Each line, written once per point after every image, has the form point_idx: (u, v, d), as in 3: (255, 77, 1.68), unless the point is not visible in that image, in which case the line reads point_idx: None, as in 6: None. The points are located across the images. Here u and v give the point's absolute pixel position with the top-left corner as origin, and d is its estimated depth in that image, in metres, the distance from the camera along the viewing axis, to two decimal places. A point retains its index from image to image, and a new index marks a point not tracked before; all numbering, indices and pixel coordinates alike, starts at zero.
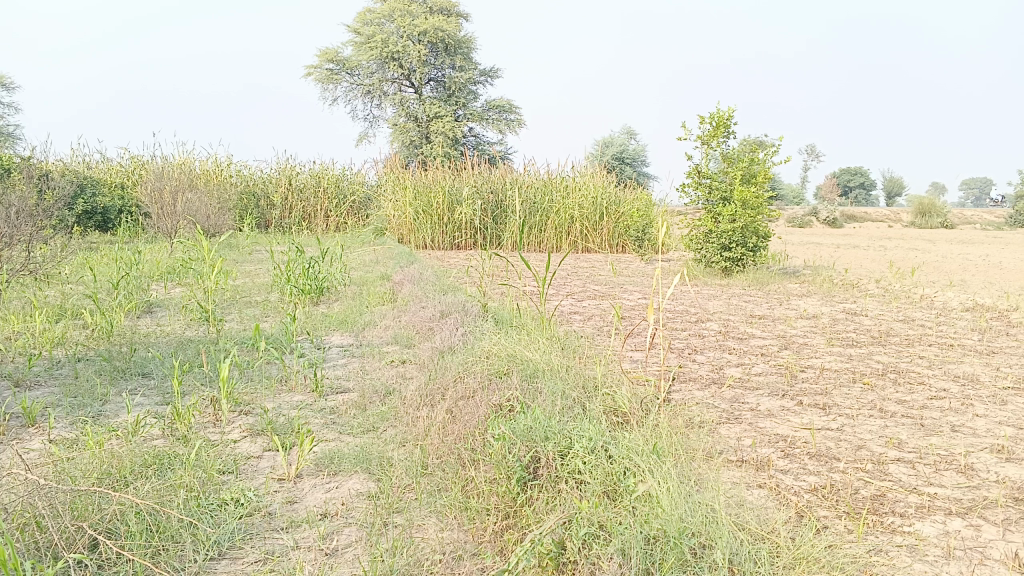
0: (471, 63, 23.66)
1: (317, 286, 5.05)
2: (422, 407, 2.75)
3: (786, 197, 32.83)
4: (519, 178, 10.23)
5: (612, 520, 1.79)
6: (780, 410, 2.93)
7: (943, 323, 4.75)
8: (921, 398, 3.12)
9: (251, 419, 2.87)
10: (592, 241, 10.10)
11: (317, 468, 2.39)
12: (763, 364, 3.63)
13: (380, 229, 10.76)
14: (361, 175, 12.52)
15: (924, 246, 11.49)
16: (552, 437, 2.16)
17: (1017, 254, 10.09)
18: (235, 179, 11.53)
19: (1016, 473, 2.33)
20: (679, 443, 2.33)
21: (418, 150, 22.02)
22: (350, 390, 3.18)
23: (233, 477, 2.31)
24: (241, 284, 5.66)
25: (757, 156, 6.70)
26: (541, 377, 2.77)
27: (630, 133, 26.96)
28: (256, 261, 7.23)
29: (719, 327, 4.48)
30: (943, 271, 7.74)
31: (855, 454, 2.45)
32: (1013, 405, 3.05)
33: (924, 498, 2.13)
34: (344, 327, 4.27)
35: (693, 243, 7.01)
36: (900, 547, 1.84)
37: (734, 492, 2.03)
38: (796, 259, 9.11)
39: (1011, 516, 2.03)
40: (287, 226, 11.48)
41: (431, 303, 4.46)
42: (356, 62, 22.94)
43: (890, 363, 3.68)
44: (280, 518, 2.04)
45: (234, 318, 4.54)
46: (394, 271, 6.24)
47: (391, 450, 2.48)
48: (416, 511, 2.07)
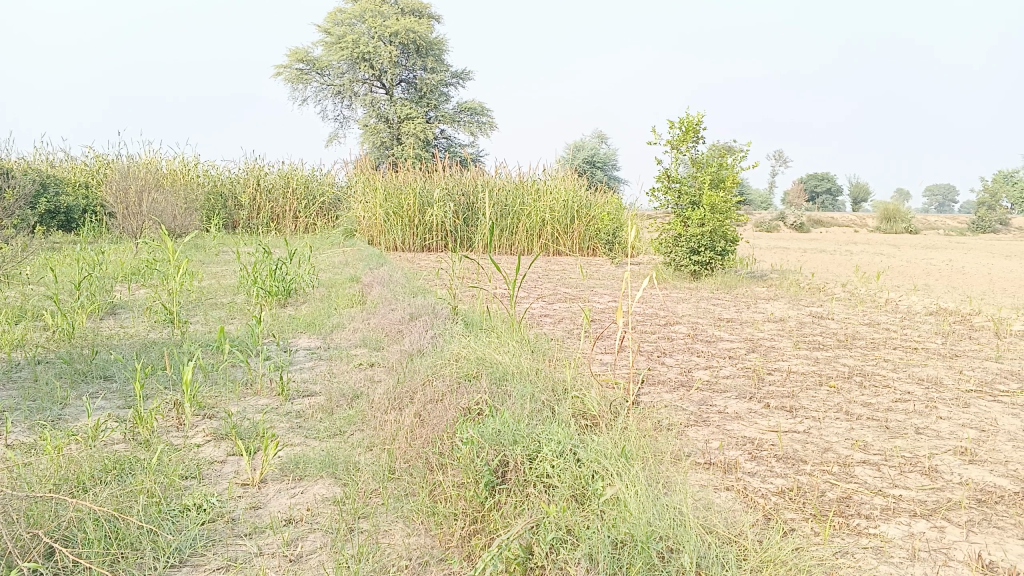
0: (443, 65, 23.62)
1: (285, 288, 4.99)
2: (390, 411, 2.72)
3: (754, 201, 33.16)
4: (490, 180, 10.21)
5: (580, 524, 1.78)
6: (747, 413, 2.94)
7: (907, 326, 4.81)
8: (886, 401, 3.15)
9: (215, 423, 2.83)
10: (562, 244, 10.11)
11: (282, 473, 2.35)
12: (731, 367, 3.65)
13: (350, 231, 10.69)
14: (331, 177, 12.42)
15: (889, 251, 11.65)
16: (520, 441, 2.14)
17: (978, 259, 10.26)
18: (202, 180, 11.38)
19: (979, 475, 2.36)
20: (648, 446, 2.32)
21: (388, 152, 21.91)
22: (317, 394, 3.15)
23: (195, 482, 2.27)
24: (207, 286, 5.58)
25: (725, 161, 6.75)
26: (510, 380, 2.75)
27: (600, 137, 27.07)
28: (223, 263, 7.13)
29: (688, 330, 4.49)
30: (908, 276, 7.85)
31: (821, 457, 2.46)
32: (976, 408, 3.09)
33: (889, 500, 2.14)
34: (311, 330, 4.22)
35: (663, 246, 7.03)
36: (865, 548, 1.85)
37: (702, 495, 2.03)
38: (764, 263, 9.19)
39: (974, 518, 2.05)
40: (255, 227, 11.36)
41: (400, 305, 4.42)
42: (326, 62, 22.78)
43: (855, 366, 3.71)
44: (243, 524, 2.00)
45: (200, 320, 4.47)
46: (363, 273, 6.19)
47: (358, 454, 2.45)
48: (383, 517, 2.04)
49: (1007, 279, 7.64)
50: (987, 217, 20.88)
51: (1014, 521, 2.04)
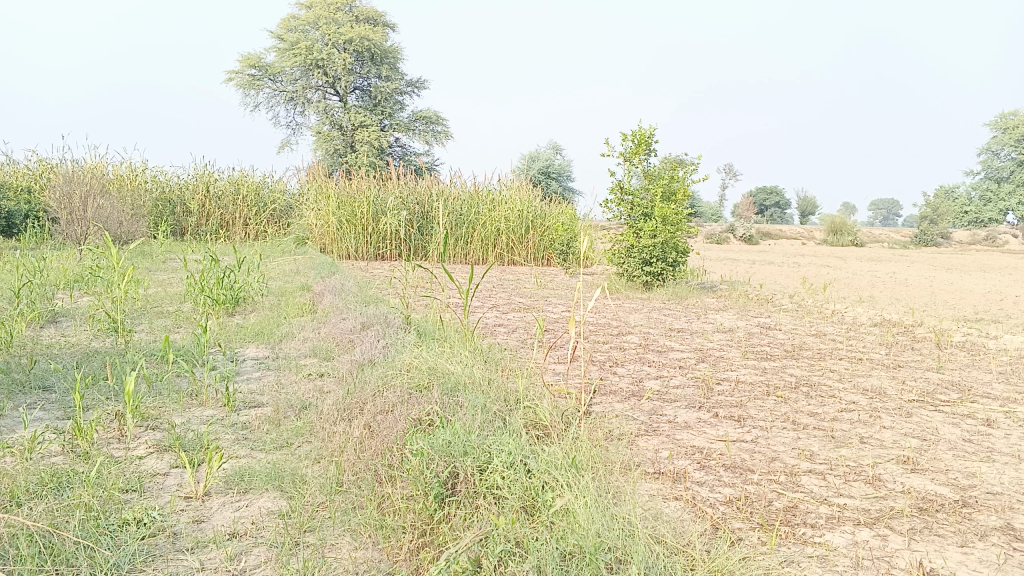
0: (397, 74, 23.54)
1: (233, 297, 4.90)
2: (338, 422, 2.68)
3: (706, 213, 33.66)
4: (444, 189, 10.20)
5: (529, 536, 1.77)
6: (697, 422, 2.96)
7: (852, 337, 4.91)
8: (832, 410, 3.20)
9: (158, 434, 2.75)
10: (517, 254, 10.12)
11: (226, 486, 2.30)
12: (681, 377, 3.68)
13: (302, 239, 10.57)
14: (282, 184, 12.28)
15: (837, 263, 11.90)
16: (471, 452, 2.13)
17: (920, 272, 10.53)
18: (150, 185, 11.16)
19: (920, 484, 2.40)
20: (598, 457, 2.32)
21: (342, 159, 21.75)
22: (264, 405, 3.09)
23: (136, 495, 2.20)
24: (153, 294, 5.46)
25: (677, 174, 6.83)
26: (461, 391, 2.74)
27: (555, 147, 27.24)
28: (170, 270, 7.00)
29: (640, 340, 4.52)
30: (854, 288, 8.03)
31: (768, 466, 2.49)
32: (918, 418, 3.16)
33: (834, 509, 2.17)
34: (260, 339, 4.15)
35: (616, 257, 7.08)
36: (811, 557, 1.88)
37: (651, 505, 2.03)
38: (715, 274, 9.31)
39: (915, 526, 2.09)
40: (204, 234, 11.16)
41: (352, 314, 4.38)
42: (279, 68, 22.55)
43: (802, 376, 3.77)
44: (185, 538, 1.95)
45: (144, 329, 4.37)
46: (314, 281, 6.11)
47: (305, 466, 2.41)
48: (329, 530, 2.00)
49: (947, 291, 7.86)
50: (929, 231, 21.45)
51: (953, 528, 2.09)
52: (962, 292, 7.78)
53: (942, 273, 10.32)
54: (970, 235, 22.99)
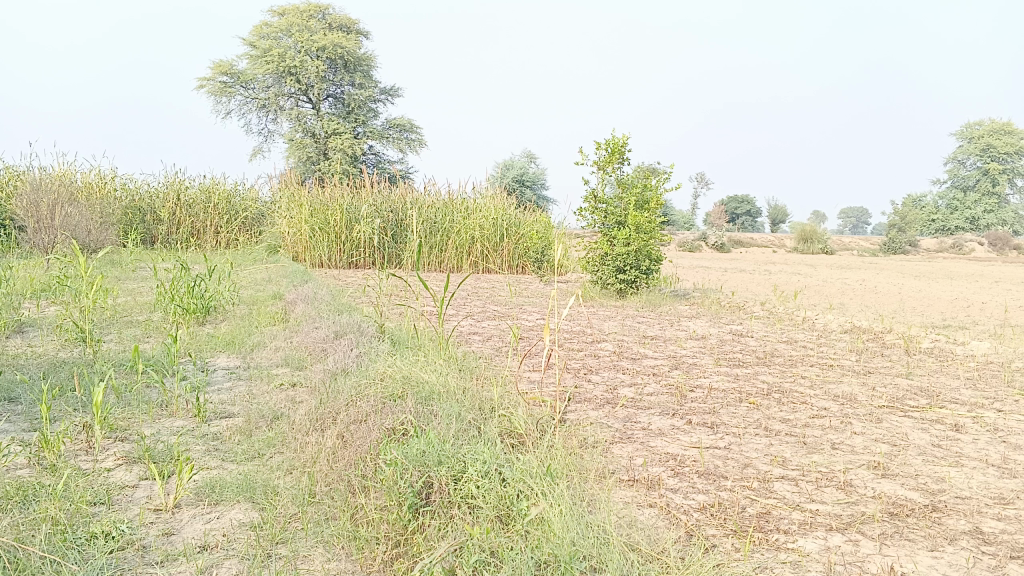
0: (371, 82, 23.52)
1: (204, 306, 4.84)
2: (311, 432, 2.66)
3: (678, 221, 33.91)
4: (418, 197, 10.18)
5: (504, 546, 1.76)
6: (670, 429, 2.98)
7: (823, 344, 4.95)
8: (803, 417, 3.23)
9: (127, 446, 2.71)
10: (492, 262, 10.11)
11: (197, 498, 2.26)
12: (655, 384, 3.69)
13: (274, 247, 10.49)
14: (253, 192, 12.18)
15: (807, 271, 12.04)
16: (445, 461, 2.11)
17: (888, 279, 10.68)
18: (119, 193, 11.03)
19: (891, 489, 2.43)
20: (573, 465, 2.32)
21: (315, 167, 21.63)
22: (235, 415, 3.05)
23: (104, 508, 2.16)
24: (122, 303, 5.38)
25: (650, 183, 6.88)
26: (435, 400, 2.72)
27: (529, 156, 27.32)
28: (140, 279, 6.91)
29: (615, 348, 4.53)
30: (825, 295, 8.12)
31: (742, 472, 2.50)
32: (888, 423, 3.19)
33: (806, 515, 2.19)
34: (231, 348, 4.11)
35: (590, 265, 7.10)
36: (784, 563, 1.89)
37: (626, 512, 2.03)
38: (688, 282, 9.36)
39: (886, 531, 2.11)
40: (174, 243, 11.05)
41: (324, 323, 4.35)
42: (251, 75, 22.41)
43: (774, 383, 3.80)
44: (154, 551, 1.91)
45: (113, 339, 4.31)
46: (286, 290, 6.06)
47: (277, 477, 2.38)
48: (302, 542, 1.98)
49: (915, 298, 7.98)
50: (897, 239, 21.78)
51: (924, 533, 2.11)
52: (929, 299, 7.91)
53: (909, 280, 10.49)
54: (937, 242, 23.37)
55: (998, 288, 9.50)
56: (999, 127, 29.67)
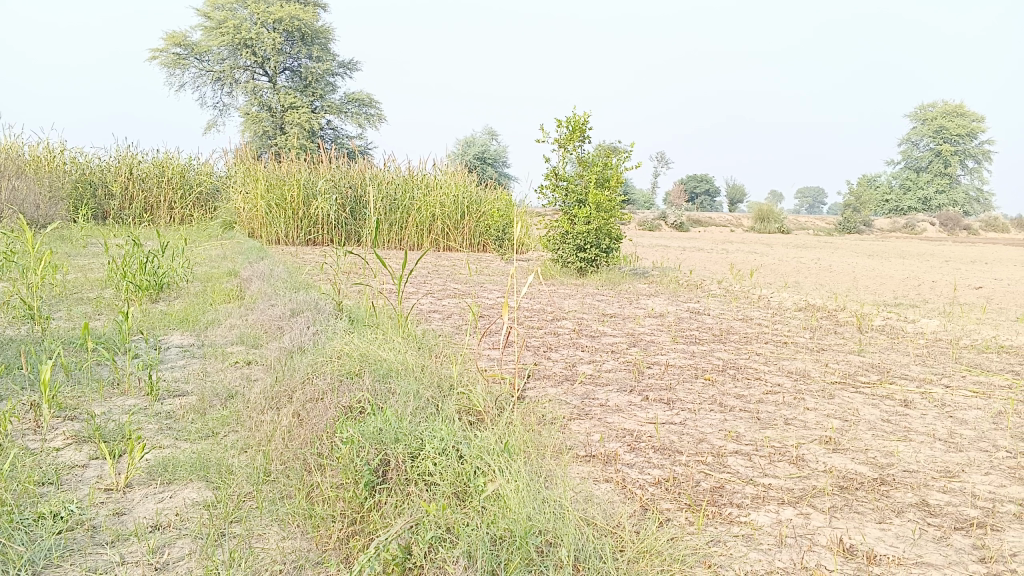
0: (329, 56, 23.15)
1: (157, 283, 4.75)
2: (267, 411, 2.63)
3: (638, 201, 34.14)
4: (378, 174, 10.09)
5: (460, 522, 1.76)
6: (627, 405, 3.00)
7: (778, 321, 5.03)
8: (757, 393, 3.28)
9: (77, 425, 2.65)
10: (452, 240, 10.05)
11: (149, 477, 2.23)
12: (613, 361, 3.72)
13: (229, 223, 10.31)
14: (208, 166, 11.96)
15: (763, 250, 12.18)
16: (402, 439, 2.10)
17: (842, 258, 10.86)
18: (69, 167, 10.74)
19: (842, 463, 2.48)
20: (530, 441, 2.33)
21: (271, 142, 21.25)
22: (189, 394, 3.01)
23: (53, 489, 2.12)
24: (72, 280, 5.24)
25: (610, 161, 6.88)
26: (393, 377, 2.70)
27: (490, 133, 27.21)
28: (91, 255, 6.75)
29: (574, 325, 4.55)
30: (780, 273, 8.24)
31: (696, 447, 2.54)
32: (839, 399, 3.26)
33: (759, 489, 2.22)
34: (184, 326, 4.04)
35: (550, 244, 7.11)
36: (736, 536, 1.92)
37: (582, 487, 2.05)
38: (647, 260, 9.42)
39: (836, 504, 2.16)
40: (126, 218, 10.80)
41: (280, 301, 4.29)
42: (205, 47, 21.92)
43: (729, 360, 3.85)
44: (104, 531, 1.88)
45: (62, 316, 4.21)
46: (241, 267, 5.97)
47: (231, 456, 2.34)
48: (256, 521, 1.96)
49: (868, 277, 8.12)
50: (852, 218, 22.13)
51: (872, 506, 2.16)
52: (881, 278, 8.06)
53: (862, 259, 10.69)
54: (890, 222, 23.79)
55: (948, 267, 9.71)
56: (951, 110, 30.22)
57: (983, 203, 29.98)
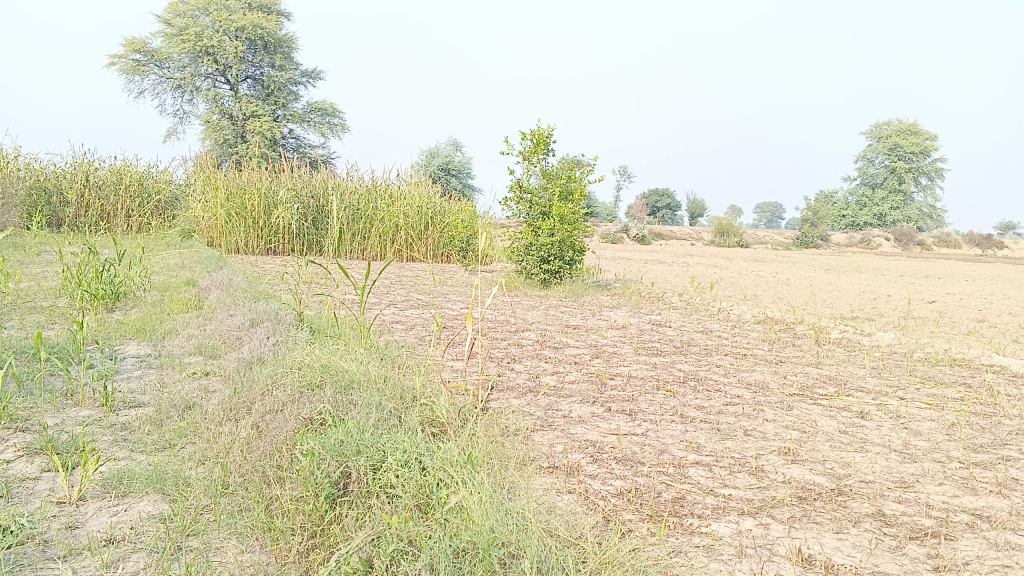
0: (292, 64, 23.01)
1: (113, 292, 4.66)
2: (225, 422, 2.59)
3: (599, 213, 34.36)
4: (341, 183, 10.05)
5: (422, 535, 1.75)
6: (590, 416, 3.01)
7: (737, 334, 5.10)
8: (717, 404, 3.31)
9: (29, 436, 2.59)
10: (416, 250, 10.02)
11: (103, 490, 2.18)
12: (576, 372, 3.73)
13: (188, 231, 10.16)
14: (168, 173, 11.79)
15: (723, 263, 12.32)
16: (364, 451, 2.08)
17: (799, 272, 11.03)
18: (22, 173, 10.51)
19: (800, 474, 2.51)
20: (493, 453, 2.33)
21: (232, 150, 21.02)
22: (145, 404, 2.96)
23: (3, 502, 2.06)
24: (24, 288, 5.13)
25: (574, 174, 6.92)
26: (355, 389, 2.68)
27: (454, 143, 27.24)
28: (44, 263, 6.61)
29: (537, 337, 4.55)
30: (739, 286, 8.35)
31: (658, 458, 2.55)
32: (797, 410, 3.31)
33: (719, 500, 2.24)
34: (141, 336, 3.97)
35: (514, 255, 7.11)
36: (698, 547, 1.93)
37: (545, 499, 2.05)
38: (609, 273, 9.47)
39: (794, 514, 2.18)
40: (81, 225, 10.60)
41: (240, 311, 4.24)
42: (165, 53, 21.64)
43: (690, 371, 3.88)
44: (56, 546, 1.83)
45: (14, 325, 4.11)
46: (200, 276, 5.89)
47: (188, 468, 2.30)
48: (214, 534, 1.92)
49: (825, 291, 8.26)
50: (810, 232, 22.50)
51: (829, 516, 2.19)
52: (838, 291, 8.20)
53: (818, 273, 10.88)
54: (847, 236, 24.18)
55: (901, 282, 9.91)
56: (905, 128, 30.91)
57: (936, 219, 30.69)
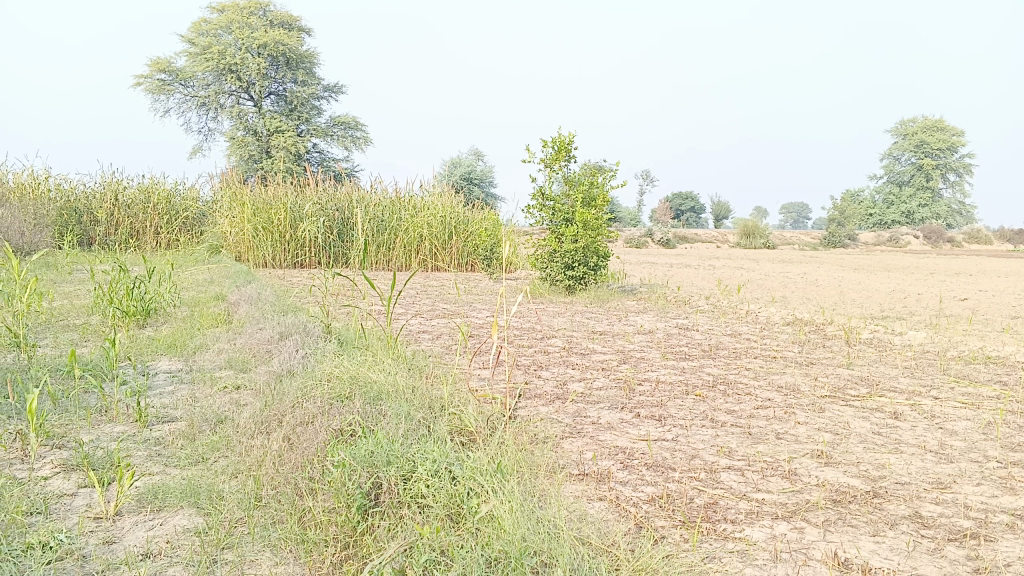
0: (314, 78, 23.23)
1: (144, 308, 4.73)
2: (256, 435, 2.62)
3: (624, 217, 34.32)
4: (365, 196, 10.11)
5: (454, 545, 1.75)
6: (619, 423, 3.00)
7: (767, 336, 5.06)
8: (748, 407, 3.29)
9: (65, 453, 2.63)
10: (440, 260, 10.06)
11: (139, 505, 2.20)
12: (604, 378, 3.72)
13: (216, 247, 10.27)
14: (195, 190, 11.95)
15: (750, 265, 12.23)
16: (394, 461, 2.09)
17: (827, 272, 10.92)
18: (54, 194, 10.70)
19: (834, 476, 2.48)
20: (523, 461, 2.33)
21: (257, 165, 21.24)
22: (178, 419, 2.99)
23: (41, 518, 2.09)
24: (58, 307, 5.22)
25: (596, 179, 6.92)
26: (384, 399, 2.70)
27: (477, 153, 27.33)
28: (76, 282, 6.72)
29: (563, 344, 4.55)
30: (767, 288, 8.28)
31: (689, 464, 2.53)
32: (830, 412, 3.27)
33: (752, 504, 2.22)
34: (172, 352, 4.02)
35: (539, 262, 7.11)
36: (732, 552, 1.91)
37: (576, 506, 2.04)
38: (635, 277, 9.43)
39: (829, 518, 2.15)
40: (112, 244, 10.76)
41: (268, 325, 4.28)
42: (190, 72, 21.93)
43: (719, 375, 3.86)
44: (94, 561, 1.85)
45: (48, 344, 4.18)
46: (229, 291, 5.95)
47: (221, 481, 2.32)
48: (248, 547, 1.94)
49: (855, 290, 8.16)
50: (837, 232, 22.25)
51: (866, 518, 2.16)
52: (868, 291, 8.10)
53: (846, 273, 10.77)
54: (875, 235, 23.89)
55: (932, 279, 9.78)
56: (932, 124, 30.53)
57: (966, 215, 30.26)
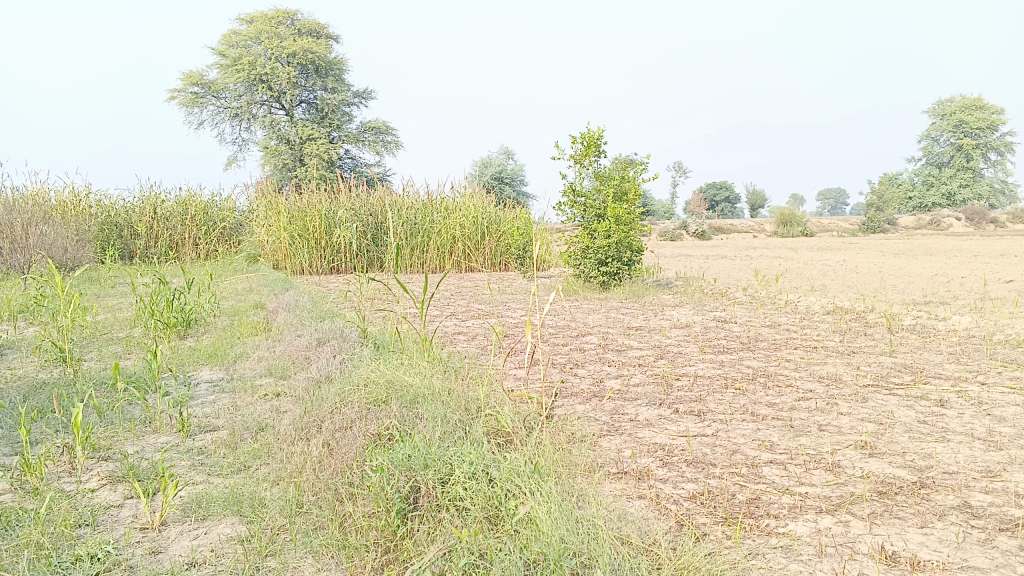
0: (343, 86, 23.43)
1: (185, 319, 4.80)
2: (296, 441, 2.64)
3: (657, 211, 34.17)
4: (397, 200, 10.16)
5: (493, 547, 1.75)
6: (658, 419, 2.98)
7: (806, 326, 5.00)
8: (789, 400, 3.24)
9: (111, 465, 2.67)
10: (474, 261, 10.08)
11: (184, 514, 2.23)
12: (641, 374, 3.69)
13: (254, 256, 10.39)
14: (231, 201, 12.10)
15: (788, 254, 12.11)
16: (431, 464, 2.09)
17: (867, 258, 10.77)
18: (94, 210, 10.90)
19: (879, 468, 2.44)
20: (561, 461, 2.32)
21: (291, 173, 21.47)
22: (220, 428, 3.03)
23: (89, 530, 2.13)
24: (101, 320, 5.32)
25: (627, 174, 6.89)
26: (420, 403, 2.70)
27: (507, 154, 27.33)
28: (118, 296, 6.84)
29: (599, 341, 4.53)
30: (805, 277, 8.19)
31: (730, 459, 2.51)
32: (873, 402, 3.22)
33: (795, 498, 2.19)
34: (214, 360, 4.08)
35: (571, 259, 7.09)
36: (775, 548, 1.88)
37: (616, 506, 2.03)
38: (671, 271, 9.36)
39: (875, 510, 2.12)
40: (152, 256, 10.93)
41: (307, 331, 4.32)
42: (222, 85, 22.23)
43: (758, 368, 3.81)
44: (141, 571, 1.88)
45: (93, 357, 4.26)
46: (267, 299, 6.01)
47: (263, 489, 2.34)
48: (291, 553, 1.95)
49: (896, 276, 8.04)
50: (876, 218, 21.92)
51: (913, 510, 2.12)
52: (909, 276, 7.96)
53: (887, 258, 10.61)
54: (915, 219, 23.49)
55: (976, 261, 9.59)
56: (970, 103, 29.96)
57: (1008, 195, 29.63)
